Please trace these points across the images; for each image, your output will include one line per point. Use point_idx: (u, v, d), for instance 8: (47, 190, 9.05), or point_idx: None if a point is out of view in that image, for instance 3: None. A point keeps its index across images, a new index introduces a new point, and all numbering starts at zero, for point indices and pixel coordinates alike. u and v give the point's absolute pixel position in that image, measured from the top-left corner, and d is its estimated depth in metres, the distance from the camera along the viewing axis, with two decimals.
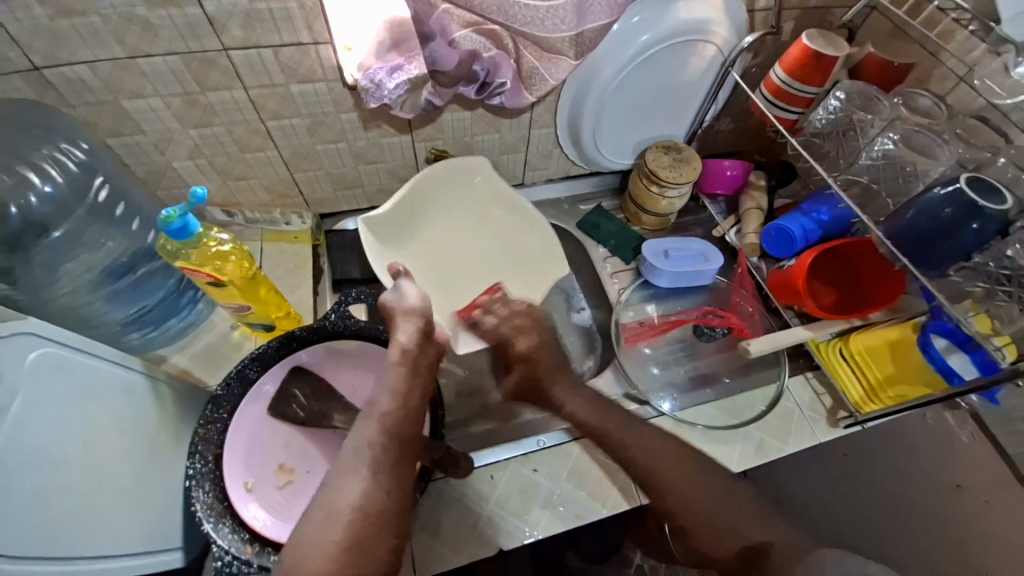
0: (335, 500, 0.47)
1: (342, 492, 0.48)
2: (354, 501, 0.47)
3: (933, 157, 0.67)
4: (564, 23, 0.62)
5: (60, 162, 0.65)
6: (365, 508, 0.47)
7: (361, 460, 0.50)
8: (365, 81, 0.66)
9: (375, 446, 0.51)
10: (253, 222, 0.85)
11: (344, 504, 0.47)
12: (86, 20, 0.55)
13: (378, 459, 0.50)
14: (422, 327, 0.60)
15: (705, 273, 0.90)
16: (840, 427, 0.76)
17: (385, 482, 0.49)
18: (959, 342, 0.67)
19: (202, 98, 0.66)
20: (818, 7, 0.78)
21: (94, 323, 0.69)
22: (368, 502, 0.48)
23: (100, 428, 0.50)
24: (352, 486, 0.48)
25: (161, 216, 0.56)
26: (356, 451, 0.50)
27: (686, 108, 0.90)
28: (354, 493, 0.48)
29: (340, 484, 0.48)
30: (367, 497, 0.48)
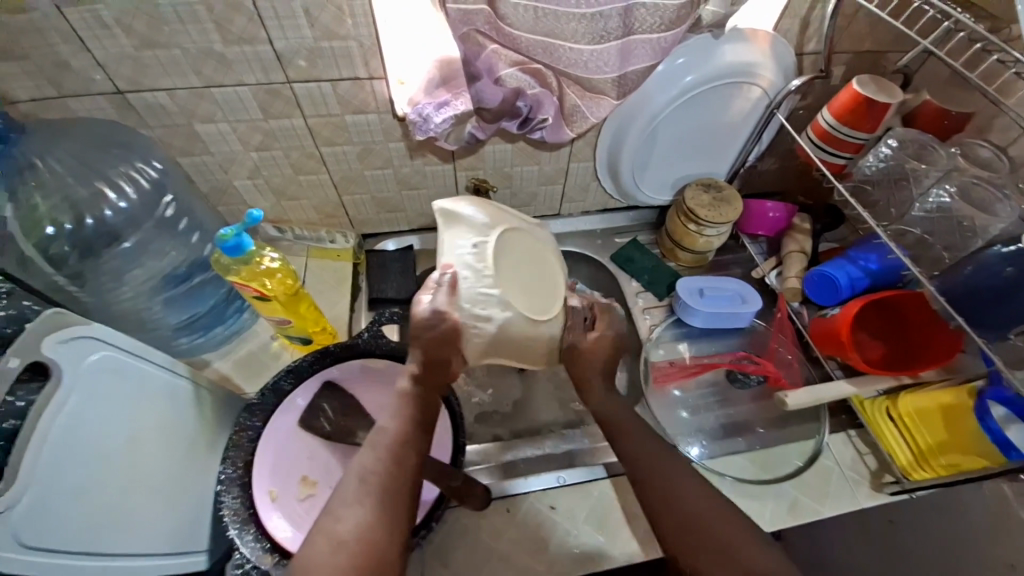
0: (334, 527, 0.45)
1: (344, 521, 0.45)
2: (357, 527, 0.45)
3: (993, 213, 0.62)
4: (607, 65, 0.64)
5: (135, 179, 0.72)
6: (368, 534, 0.45)
7: (366, 489, 0.48)
8: (413, 115, 0.70)
9: (378, 474, 0.49)
10: (300, 239, 0.89)
11: (346, 535, 0.45)
12: (168, 52, 0.61)
13: (384, 487, 0.48)
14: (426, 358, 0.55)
15: (743, 317, 0.87)
16: (885, 493, 0.71)
17: (389, 526, 0.46)
18: (1019, 413, 0.63)
19: (265, 125, 0.71)
20: (872, 53, 0.76)
21: (152, 325, 0.75)
22: (370, 533, 0.45)
23: (143, 428, 0.54)
24: (349, 516, 0.46)
25: (219, 234, 0.61)
26: (359, 480, 0.48)
27: (728, 147, 0.89)
28: (350, 523, 0.45)
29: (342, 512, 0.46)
30: (369, 524, 0.46)
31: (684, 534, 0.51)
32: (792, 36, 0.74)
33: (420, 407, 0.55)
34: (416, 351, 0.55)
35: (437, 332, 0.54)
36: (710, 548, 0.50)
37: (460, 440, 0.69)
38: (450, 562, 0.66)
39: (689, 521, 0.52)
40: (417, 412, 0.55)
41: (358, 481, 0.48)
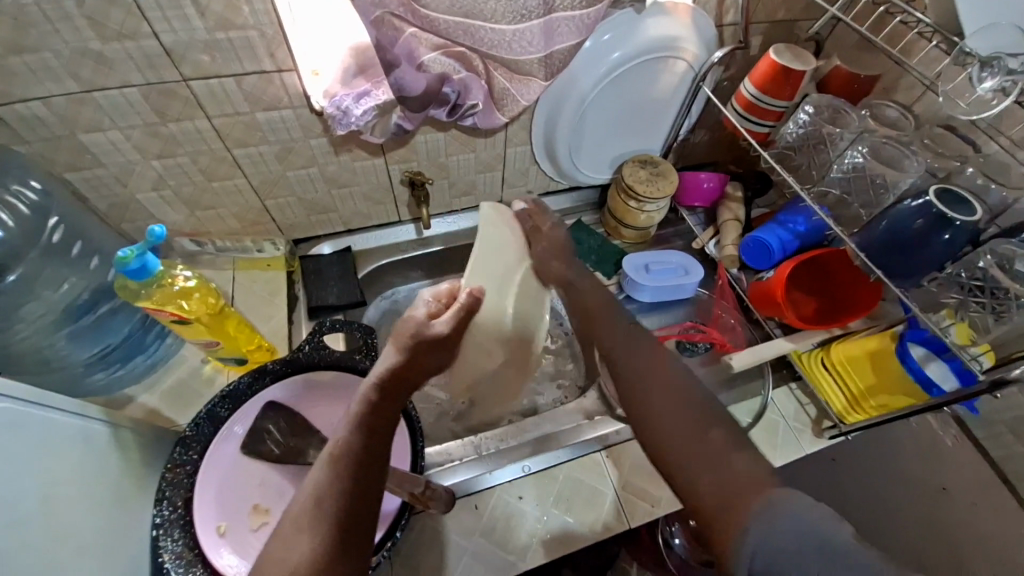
0: (288, 556, 0.41)
1: (291, 549, 0.41)
2: (307, 556, 0.41)
3: (903, 168, 0.67)
4: (532, 45, 0.62)
5: (11, 204, 0.62)
6: (321, 561, 0.41)
7: (322, 509, 0.43)
8: (331, 108, 0.65)
9: (333, 494, 0.43)
10: (224, 251, 0.83)
11: (293, 564, 0.40)
12: (38, 57, 0.53)
13: (336, 508, 0.43)
14: (396, 364, 0.52)
15: (687, 287, 0.90)
16: (825, 437, 0.76)
17: (342, 550, 0.42)
18: (936, 350, 0.68)
19: (163, 129, 0.64)
20: (784, 22, 0.79)
21: (55, 364, 0.66)
22: (323, 557, 0.41)
23: (59, 481, 0.48)
24: (298, 544, 0.41)
25: (118, 256, 0.55)
26: (313, 502, 0.43)
27: (660, 122, 0.90)
28: (300, 550, 0.41)
29: (294, 537, 0.42)
30: (322, 551, 0.41)
31: (651, 425, 0.46)
32: (710, 8, 0.75)
33: (380, 414, 0.49)
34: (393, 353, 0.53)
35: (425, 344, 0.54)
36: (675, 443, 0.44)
37: (420, 444, 0.66)
38: (422, 569, 0.65)
39: (658, 411, 0.46)
40: (374, 417, 0.48)
41: (309, 503, 0.43)
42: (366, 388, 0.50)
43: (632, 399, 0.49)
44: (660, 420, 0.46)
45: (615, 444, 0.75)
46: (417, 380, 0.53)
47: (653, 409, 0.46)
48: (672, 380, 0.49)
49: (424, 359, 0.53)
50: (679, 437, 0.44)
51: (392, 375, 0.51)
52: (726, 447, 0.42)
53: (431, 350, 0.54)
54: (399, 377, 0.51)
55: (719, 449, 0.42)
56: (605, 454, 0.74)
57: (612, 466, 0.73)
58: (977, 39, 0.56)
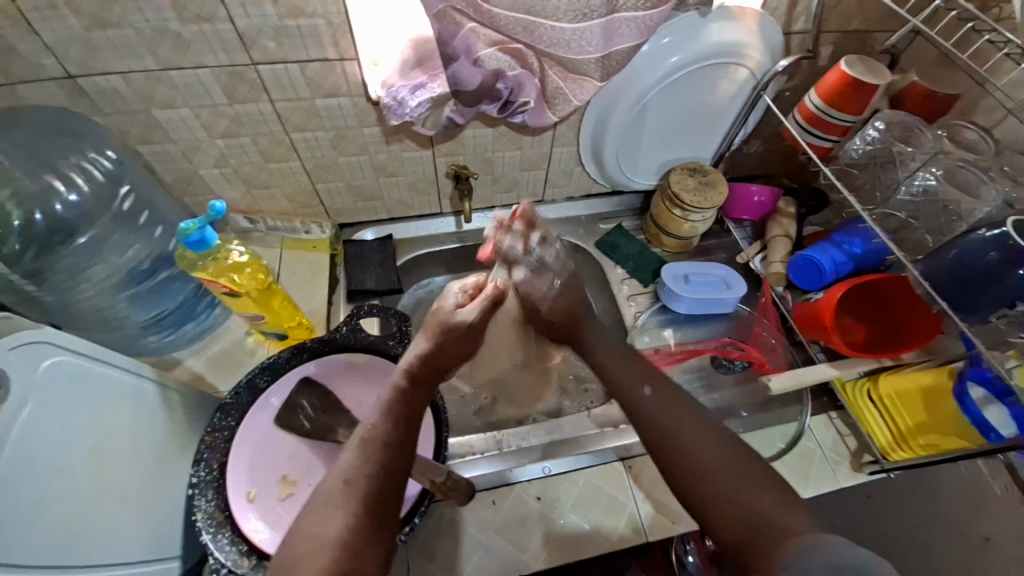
0: (321, 530, 0.42)
1: (327, 524, 0.43)
2: (341, 532, 0.42)
3: (978, 196, 0.62)
4: (590, 45, 0.62)
5: (87, 170, 0.68)
6: (351, 539, 0.42)
7: (352, 491, 0.45)
8: (388, 98, 0.66)
9: (364, 475, 0.46)
10: (274, 230, 0.86)
11: (329, 540, 0.42)
12: (120, 32, 0.56)
13: (368, 486, 0.45)
14: (425, 354, 0.57)
15: (727, 302, 0.87)
16: (864, 472, 0.72)
17: (369, 528, 0.43)
18: (997, 393, 0.64)
19: (229, 109, 0.67)
20: (859, 31, 0.74)
21: (116, 325, 0.71)
22: (352, 534, 0.42)
23: (108, 434, 0.51)
24: (331, 519, 0.43)
25: (181, 228, 0.57)
26: (344, 483, 0.45)
27: (714, 131, 0.87)
28: (334, 526, 0.42)
29: (327, 513, 0.43)
30: (354, 529, 0.42)
31: (680, 472, 0.48)
32: (779, 14, 0.72)
33: (412, 401, 0.53)
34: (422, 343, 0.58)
35: (449, 337, 0.59)
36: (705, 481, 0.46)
37: (443, 434, 0.67)
38: (436, 556, 0.66)
39: (686, 458, 0.48)
40: (402, 407, 0.52)
41: (341, 481, 0.45)
42: (397, 378, 0.55)
43: (656, 440, 0.51)
44: (688, 459, 0.48)
45: (639, 456, 0.74)
46: (442, 364, 0.58)
47: (680, 449, 0.49)
48: (693, 419, 0.52)
49: (449, 350, 0.59)
50: (709, 474, 0.47)
51: (421, 366, 0.56)
52: (754, 485, 0.45)
53: (455, 337, 0.59)
54: (428, 362, 0.57)
55: (748, 492, 0.44)
56: (627, 464, 0.73)
57: (634, 477, 0.72)
58: None
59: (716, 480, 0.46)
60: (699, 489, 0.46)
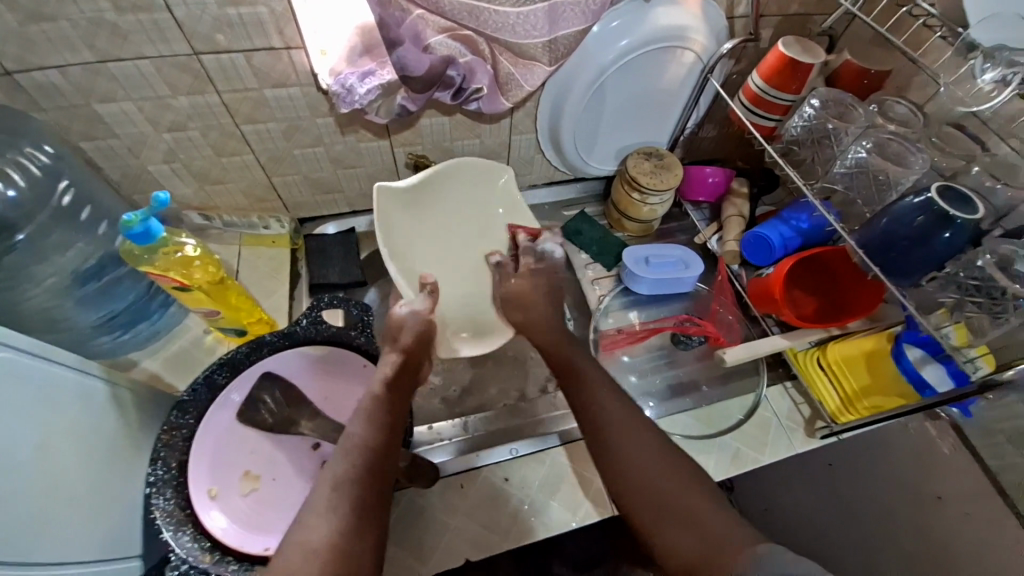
0: (304, 538, 0.44)
1: (314, 531, 0.44)
2: (329, 536, 0.44)
3: (906, 165, 0.66)
4: (537, 29, 0.63)
5: (24, 165, 0.65)
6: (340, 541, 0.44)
7: (340, 493, 0.47)
8: (336, 86, 0.66)
9: (348, 481, 0.48)
10: (230, 227, 0.84)
11: (320, 544, 0.43)
12: (55, 25, 0.55)
13: (355, 494, 0.47)
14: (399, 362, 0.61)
15: (686, 281, 0.89)
16: (818, 438, 0.76)
17: (359, 535, 0.45)
18: (932, 353, 0.71)
19: (174, 102, 0.66)
20: (797, 15, 0.78)
21: (63, 326, 0.69)
22: (340, 538, 0.44)
23: (58, 434, 0.50)
24: (320, 524, 0.45)
25: (123, 221, 0.56)
26: (331, 487, 0.47)
27: (666, 115, 0.90)
28: (321, 532, 0.44)
29: (311, 521, 0.45)
30: (342, 533, 0.44)
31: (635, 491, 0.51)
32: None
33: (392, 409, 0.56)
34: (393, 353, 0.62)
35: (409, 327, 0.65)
36: (651, 499, 0.49)
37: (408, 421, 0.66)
38: (407, 542, 0.66)
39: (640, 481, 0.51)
40: (387, 416, 0.55)
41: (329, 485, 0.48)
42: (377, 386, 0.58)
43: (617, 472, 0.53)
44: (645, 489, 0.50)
45: None
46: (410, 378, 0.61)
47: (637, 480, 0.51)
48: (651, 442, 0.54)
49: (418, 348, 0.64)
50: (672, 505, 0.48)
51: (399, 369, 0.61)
52: (698, 500, 0.48)
53: (413, 331, 0.64)
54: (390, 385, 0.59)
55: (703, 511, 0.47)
56: None
57: None
58: (981, 31, 0.56)
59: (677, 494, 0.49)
60: (644, 513, 0.49)
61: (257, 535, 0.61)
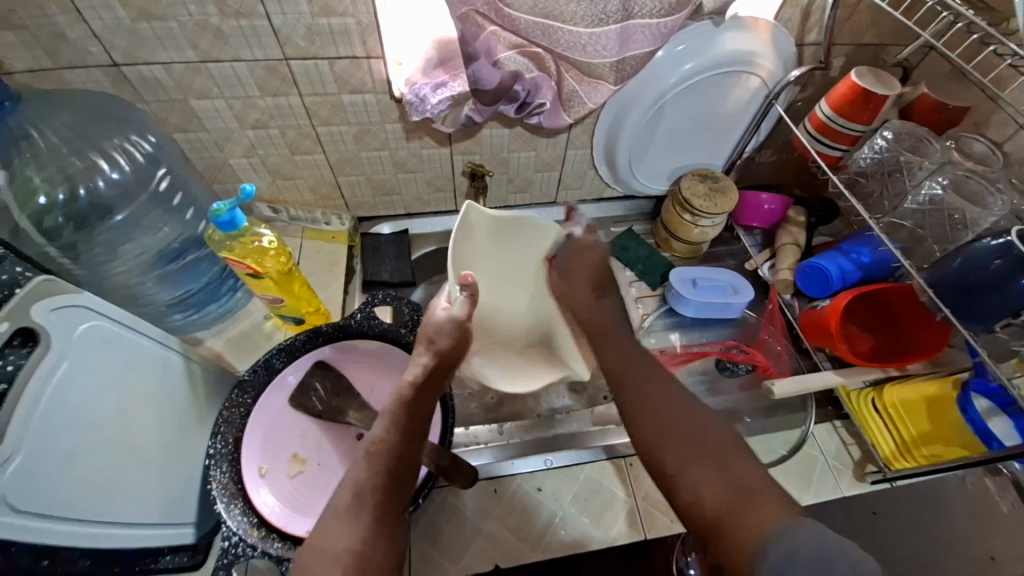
0: (329, 545, 0.42)
1: (336, 536, 0.43)
2: (349, 547, 0.42)
3: (984, 206, 0.63)
4: (606, 49, 0.64)
5: (129, 151, 0.71)
6: (359, 550, 0.42)
7: (360, 503, 0.45)
8: (410, 95, 0.69)
9: (373, 491, 0.46)
10: (295, 220, 0.89)
11: (338, 551, 0.42)
12: (165, 25, 0.60)
13: (375, 505, 0.45)
14: (433, 364, 0.57)
15: (734, 307, 0.88)
16: (867, 482, 0.73)
17: (383, 537, 0.44)
18: (1001, 404, 0.67)
19: (260, 102, 0.71)
20: (871, 45, 0.76)
21: (143, 301, 0.75)
22: (365, 549, 0.42)
23: (134, 400, 0.54)
24: (343, 530, 0.43)
25: (211, 209, 0.61)
26: (352, 493, 0.45)
27: (726, 138, 0.89)
28: (346, 539, 0.42)
29: (336, 526, 0.43)
30: (363, 541, 0.43)
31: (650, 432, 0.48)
32: (792, 26, 0.74)
33: (415, 417, 0.52)
34: (426, 358, 0.57)
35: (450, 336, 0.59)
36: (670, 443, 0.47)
37: (448, 420, 0.68)
38: (438, 540, 0.67)
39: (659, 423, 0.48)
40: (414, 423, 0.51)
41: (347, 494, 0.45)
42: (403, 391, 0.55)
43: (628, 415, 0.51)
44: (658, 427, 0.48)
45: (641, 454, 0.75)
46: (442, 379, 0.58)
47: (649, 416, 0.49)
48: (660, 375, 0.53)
49: (456, 357, 0.59)
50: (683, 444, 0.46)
51: (429, 373, 0.56)
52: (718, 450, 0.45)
53: (451, 339, 0.58)
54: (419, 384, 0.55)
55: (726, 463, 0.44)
56: (628, 461, 0.75)
57: (634, 474, 0.73)
58: None
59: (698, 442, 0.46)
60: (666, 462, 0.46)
61: (299, 515, 0.64)
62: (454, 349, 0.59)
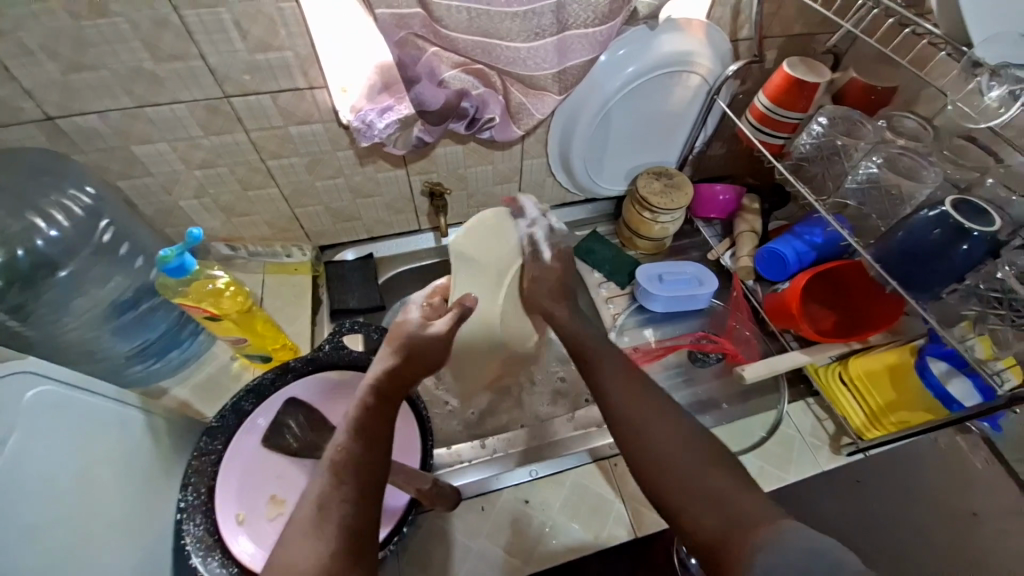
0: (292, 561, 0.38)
1: (301, 552, 0.39)
2: (318, 562, 0.38)
3: (919, 179, 0.66)
4: (546, 61, 0.65)
5: (67, 207, 0.69)
6: (328, 566, 0.38)
7: (326, 514, 0.41)
8: (356, 121, 0.70)
9: (340, 499, 0.42)
10: (256, 256, 0.89)
11: (303, 568, 0.38)
12: (96, 74, 0.59)
13: (344, 514, 0.41)
14: (404, 361, 0.54)
15: (700, 298, 0.90)
16: (844, 454, 0.75)
17: (353, 547, 0.40)
18: (958, 366, 0.70)
19: (205, 141, 0.70)
20: (801, 35, 0.80)
21: (100, 356, 0.73)
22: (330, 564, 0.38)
23: (96, 462, 0.52)
24: (307, 547, 0.39)
25: (160, 256, 0.60)
26: (316, 507, 0.41)
27: (675, 135, 0.91)
28: (307, 556, 0.39)
29: (299, 543, 0.39)
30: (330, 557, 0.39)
31: (644, 462, 0.46)
32: (724, 24, 0.77)
33: (379, 417, 0.48)
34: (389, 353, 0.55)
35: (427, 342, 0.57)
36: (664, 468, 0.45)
37: (428, 443, 0.68)
38: (429, 566, 0.66)
39: (649, 446, 0.46)
40: (383, 428, 0.48)
41: (313, 506, 0.41)
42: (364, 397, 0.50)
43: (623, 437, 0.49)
44: (654, 454, 0.46)
45: None
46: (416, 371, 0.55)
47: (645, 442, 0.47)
48: (657, 401, 0.50)
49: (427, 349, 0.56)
50: (673, 469, 0.44)
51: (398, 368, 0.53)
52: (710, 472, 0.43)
53: (430, 338, 0.57)
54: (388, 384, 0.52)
55: (713, 476, 0.43)
56: (612, 462, 0.75)
57: (619, 474, 0.74)
58: (985, 48, 0.53)
59: (686, 465, 0.44)
60: (662, 488, 0.44)
61: None
62: (428, 340, 0.56)
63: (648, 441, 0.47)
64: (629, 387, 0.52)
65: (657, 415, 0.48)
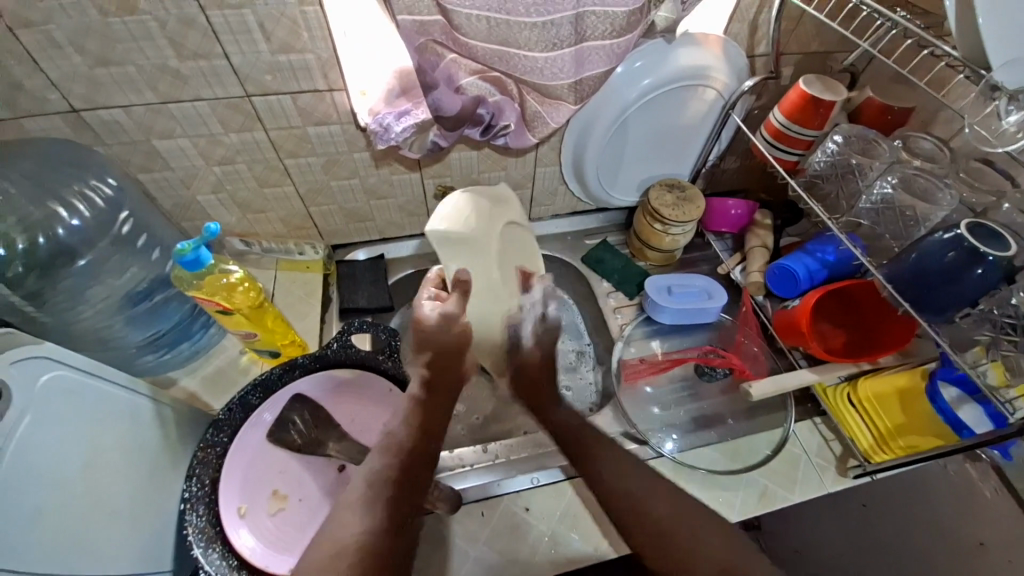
0: (338, 534, 0.42)
1: (347, 526, 0.43)
2: (359, 538, 0.42)
3: (933, 202, 0.66)
4: (562, 72, 0.65)
5: (89, 197, 0.71)
6: (369, 542, 0.42)
7: (376, 492, 0.45)
8: (374, 124, 0.70)
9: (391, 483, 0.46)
10: (269, 252, 0.89)
11: (348, 541, 0.42)
12: (122, 69, 0.60)
13: (388, 495, 0.45)
14: (439, 358, 0.55)
15: (710, 311, 0.89)
16: (850, 476, 0.73)
17: (390, 525, 0.44)
18: (970, 392, 0.69)
19: (225, 138, 0.71)
20: (819, 53, 0.80)
21: (112, 344, 0.74)
22: (371, 540, 0.42)
23: (105, 449, 0.53)
24: (353, 522, 0.43)
25: (177, 249, 0.61)
26: (366, 484, 0.46)
27: (688, 148, 0.91)
28: (355, 530, 0.42)
29: (346, 517, 0.44)
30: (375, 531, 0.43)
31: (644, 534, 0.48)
32: (742, 39, 0.77)
33: (429, 411, 0.53)
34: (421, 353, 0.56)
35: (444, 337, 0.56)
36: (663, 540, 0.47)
37: None
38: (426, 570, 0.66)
39: (647, 514, 0.48)
40: (431, 421, 0.52)
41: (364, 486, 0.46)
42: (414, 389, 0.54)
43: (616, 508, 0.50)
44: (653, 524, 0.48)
45: None
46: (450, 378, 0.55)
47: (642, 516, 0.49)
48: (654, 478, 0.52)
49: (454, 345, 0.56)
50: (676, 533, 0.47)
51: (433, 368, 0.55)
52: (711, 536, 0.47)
53: (451, 333, 0.56)
54: (431, 381, 0.54)
55: (719, 542, 0.46)
56: None
57: None
58: (1005, 73, 0.51)
59: (689, 538, 0.47)
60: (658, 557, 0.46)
61: (279, 555, 0.63)
62: (454, 334, 0.56)
63: (645, 514, 0.49)
64: (619, 459, 0.54)
65: (654, 484, 0.51)
